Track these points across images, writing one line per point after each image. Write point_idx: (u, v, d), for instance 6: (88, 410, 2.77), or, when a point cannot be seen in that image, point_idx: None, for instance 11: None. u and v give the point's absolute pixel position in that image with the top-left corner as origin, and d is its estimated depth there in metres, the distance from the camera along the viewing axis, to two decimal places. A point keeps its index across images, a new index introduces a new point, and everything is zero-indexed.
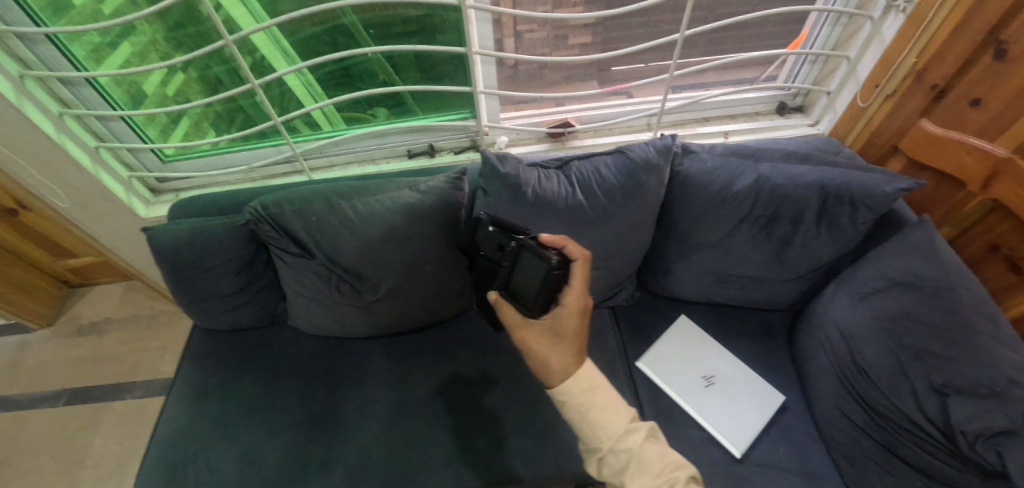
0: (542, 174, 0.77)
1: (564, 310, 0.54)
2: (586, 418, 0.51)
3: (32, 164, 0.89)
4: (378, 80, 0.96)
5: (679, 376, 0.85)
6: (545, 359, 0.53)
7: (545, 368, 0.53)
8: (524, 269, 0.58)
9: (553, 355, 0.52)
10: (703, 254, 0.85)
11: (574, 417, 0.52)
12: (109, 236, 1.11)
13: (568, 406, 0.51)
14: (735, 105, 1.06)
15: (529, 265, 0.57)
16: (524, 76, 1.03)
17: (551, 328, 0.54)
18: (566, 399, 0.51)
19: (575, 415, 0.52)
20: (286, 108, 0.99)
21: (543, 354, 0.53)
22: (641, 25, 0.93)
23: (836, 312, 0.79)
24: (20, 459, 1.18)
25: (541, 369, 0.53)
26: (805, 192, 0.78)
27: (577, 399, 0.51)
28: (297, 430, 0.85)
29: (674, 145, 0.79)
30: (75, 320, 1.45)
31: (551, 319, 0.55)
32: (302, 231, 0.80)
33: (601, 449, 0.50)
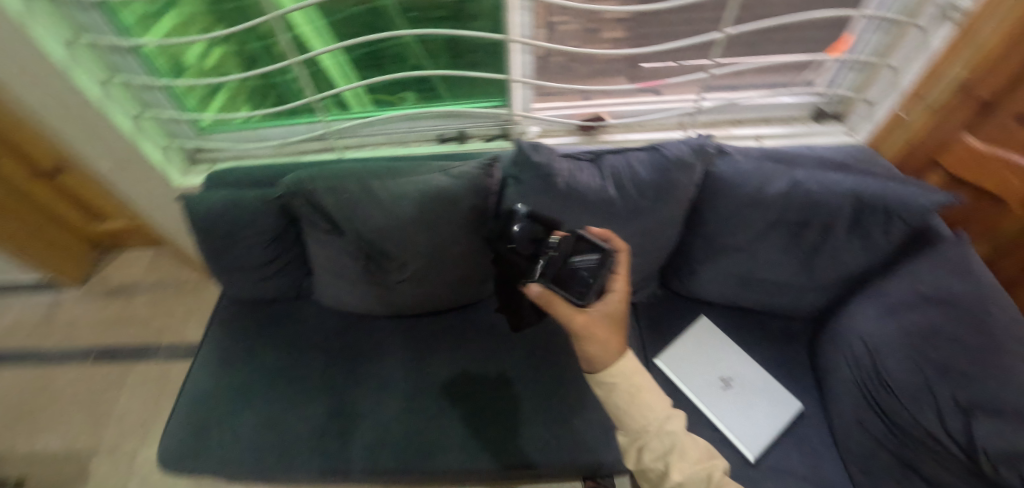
0: (574, 166, 0.77)
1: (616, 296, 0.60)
2: (637, 400, 0.58)
3: (77, 128, 0.92)
4: (408, 65, 0.96)
5: (696, 376, 0.85)
6: (605, 342, 0.58)
7: (605, 350, 0.59)
8: (575, 260, 0.60)
9: (612, 337, 0.59)
10: (729, 256, 0.85)
11: (623, 400, 0.59)
12: (144, 202, 1.14)
13: (621, 387, 0.58)
14: (770, 108, 1.05)
15: (581, 257, 0.60)
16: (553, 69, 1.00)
17: (608, 315, 0.59)
18: (619, 380, 0.58)
19: (625, 398, 0.59)
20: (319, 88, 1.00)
21: (605, 338, 0.58)
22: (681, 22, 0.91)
23: (861, 324, 0.78)
24: (49, 411, 1.24)
25: (602, 351, 0.59)
26: (841, 201, 0.76)
27: (629, 381, 0.59)
28: (319, 402, 0.88)
29: (709, 145, 0.79)
30: (106, 282, 1.50)
31: (603, 305, 0.59)
32: (334, 208, 0.82)
33: (648, 433, 0.58)
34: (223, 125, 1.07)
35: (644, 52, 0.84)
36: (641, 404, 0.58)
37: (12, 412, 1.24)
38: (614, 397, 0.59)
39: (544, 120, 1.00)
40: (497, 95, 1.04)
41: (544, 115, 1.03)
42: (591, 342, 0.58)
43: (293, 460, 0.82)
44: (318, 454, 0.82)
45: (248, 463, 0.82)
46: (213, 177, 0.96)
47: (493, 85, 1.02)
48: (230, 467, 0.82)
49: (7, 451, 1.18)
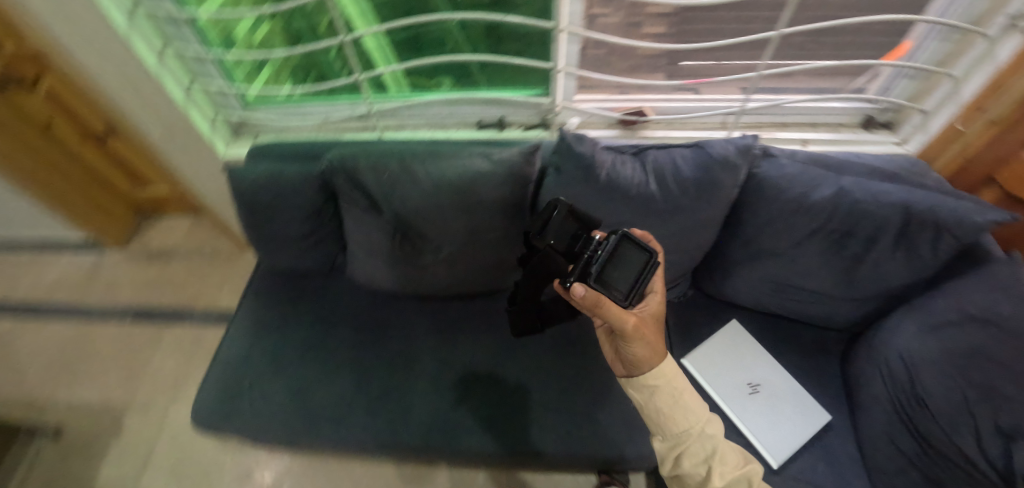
0: (618, 159, 0.77)
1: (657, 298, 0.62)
2: (679, 403, 0.58)
3: (132, 95, 0.95)
4: (443, 50, 0.97)
5: (723, 379, 0.85)
6: (654, 344, 0.59)
7: (654, 353, 0.59)
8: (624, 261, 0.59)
9: (657, 339, 0.60)
10: (767, 261, 0.84)
11: (665, 403, 0.59)
12: (189, 170, 1.18)
13: (663, 389, 0.58)
14: (818, 113, 1.02)
15: (628, 257, 0.59)
16: (590, 61, 1.00)
17: (650, 317, 0.61)
18: (662, 382, 0.59)
19: (667, 400, 0.59)
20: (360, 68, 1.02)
21: (654, 340, 0.59)
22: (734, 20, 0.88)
23: (899, 339, 0.76)
24: (89, 364, 1.30)
25: (650, 353, 0.59)
26: (890, 211, 0.73)
27: (671, 383, 0.59)
28: (346, 375, 0.90)
29: (756, 146, 0.76)
30: (146, 246, 1.56)
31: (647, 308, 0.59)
32: (374, 186, 0.83)
33: (688, 436, 0.57)
34: (268, 100, 1.09)
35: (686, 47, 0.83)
36: (682, 406, 0.58)
37: (55, 363, 1.31)
38: (655, 400, 0.59)
39: (586, 112, 1.01)
40: (539, 85, 1.04)
41: (584, 107, 1.02)
42: (642, 344, 0.58)
43: (320, 429, 0.85)
44: (344, 425, 0.85)
45: (278, 428, 0.85)
46: (258, 149, 1.00)
47: (535, 73, 1.02)
48: (260, 431, 0.85)
49: (49, 398, 1.25)
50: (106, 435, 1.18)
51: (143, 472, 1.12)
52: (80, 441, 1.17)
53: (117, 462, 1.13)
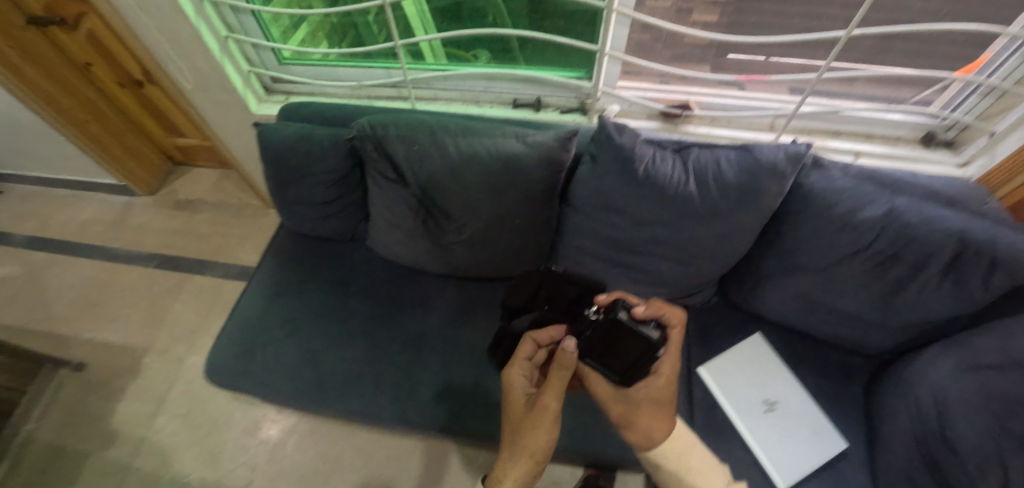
0: (658, 154, 0.73)
1: (659, 381, 0.63)
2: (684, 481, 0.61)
3: (169, 42, 0.94)
4: (486, 21, 0.93)
5: (739, 393, 0.82)
6: (649, 431, 0.61)
7: (651, 439, 0.61)
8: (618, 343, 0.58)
9: (656, 423, 0.62)
10: (802, 277, 0.80)
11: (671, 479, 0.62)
12: (220, 123, 1.18)
13: (667, 468, 0.61)
14: (876, 124, 0.96)
15: (627, 342, 0.57)
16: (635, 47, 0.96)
17: (650, 400, 0.63)
18: (663, 463, 0.61)
19: (673, 479, 0.61)
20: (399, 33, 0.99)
21: (648, 427, 0.61)
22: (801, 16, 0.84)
23: (932, 374, 0.72)
24: (114, 304, 1.34)
25: (647, 437, 0.61)
26: (944, 238, 0.69)
27: (676, 465, 0.61)
28: (358, 345, 0.90)
29: (808, 154, 0.71)
30: (174, 195, 1.58)
31: (641, 390, 0.63)
32: (402, 159, 0.82)
33: None
34: (303, 58, 1.06)
35: (729, 38, 0.75)
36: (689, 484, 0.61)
37: (83, 299, 1.35)
38: (662, 474, 0.62)
39: (627, 99, 0.96)
40: (581, 67, 0.99)
41: (625, 94, 0.98)
42: (635, 431, 0.62)
43: (328, 395, 0.86)
44: (352, 394, 0.86)
45: (287, 389, 0.87)
46: (288, 109, 0.99)
47: (579, 54, 0.97)
48: (271, 390, 0.87)
49: (74, 333, 1.29)
50: (125, 374, 1.22)
51: (158, 413, 1.16)
52: (101, 377, 1.22)
53: (134, 401, 1.18)
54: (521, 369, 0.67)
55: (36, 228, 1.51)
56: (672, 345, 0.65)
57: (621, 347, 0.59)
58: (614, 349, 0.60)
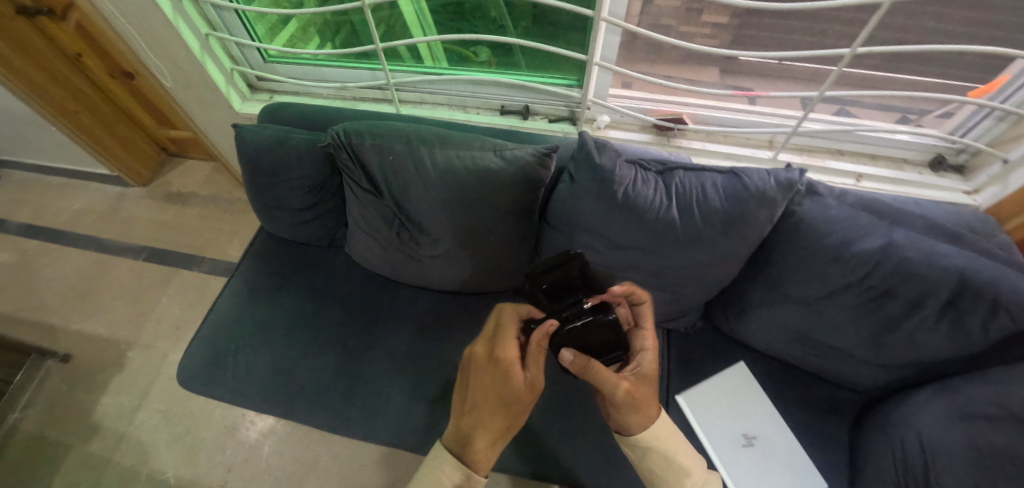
0: (640, 175, 0.69)
1: (650, 355, 0.63)
2: (671, 464, 0.62)
3: (146, 39, 0.92)
4: (490, 19, 0.88)
5: (717, 424, 0.79)
6: (646, 409, 0.60)
7: (648, 417, 0.61)
8: (597, 334, 0.60)
9: (651, 399, 0.61)
10: (789, 308, 0.76)
11: (656, 462, 0.62)
12: (206, 119, 1.16)
13: (656, 451, 0.61)
14: (881, 145, 0.91)
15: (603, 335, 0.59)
16: (642, 48, 0.91)
17: (644, 377, 0.61)
18: (654, 444, 0.61)
19: (660, 461, 0.62)
20: (388, 33, 0.96)
21: (646, 402, 0.60)
22: (802, 24, 0.80)
23: (921, 419, 0.68)
24: (102, 296, 1.35)
25: (642, 418, 0.61)
26: (944, 276, 0.64)
27: (664, 444, 0.62)
28: (329, 355, 0.89)
29: (800, 182, 0.67)
30: (166, 187, 1.58)
31: (634, 373, 0.61)
32: (377, 169, 0.79)
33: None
34: (288, 57, 1.03)
35: (730, 53, 0.71)
36: (676, 467, 0.61)
37: (71, 289, 1.36)
38: (648, 460, 0.62)
39: (617, 111, 0.92)
40: (573, 75, 0.96)
41: (616, 105, 0.93)
42: (633, 410, 0.60)
43: (297, 406, 0.85)
44: (321, 406, 0.85)
45: (256, 397, 0.86)
46: (268, 110, 0.97)
47: (570, 61, 0.93)
48: (240, 397, 0.86)
49: (62, 324, 1.30)
50: (109, 367, 1.22)
51: (138, 408, 1.16)
52: (85, 369, 1.22)
53: (116, 395, 1.18)
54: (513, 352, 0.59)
55: (31, 216, 1.51)
56: (648, 324, 0.67)
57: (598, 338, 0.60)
58: (592, 341, 0.60)
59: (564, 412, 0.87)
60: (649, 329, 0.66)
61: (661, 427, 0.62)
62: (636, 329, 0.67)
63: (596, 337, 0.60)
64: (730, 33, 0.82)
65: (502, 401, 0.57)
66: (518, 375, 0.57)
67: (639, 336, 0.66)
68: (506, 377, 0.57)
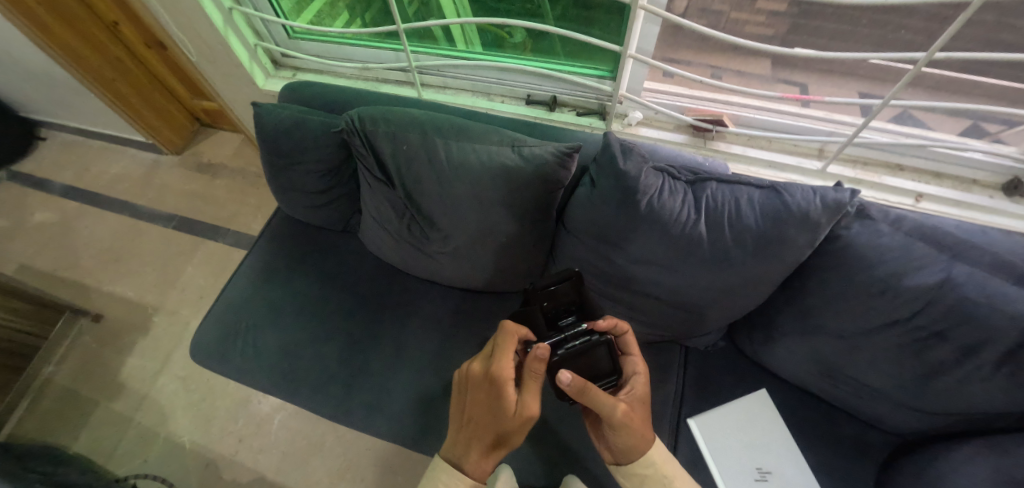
0: (667, 186, 0.63)
1: (641, 378, 0.61)
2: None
3: (171, 12, 0.91)
4: None
5: (728, 455, 0.75)
6: (642, 433, 0.58)
7: (644, 442, 0.59)
8: (590, 358, 0.59)
9: (645, 424, 0.59)
10: (821, 339, 0.70)
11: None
12: (231, 94, 1.15)
13: (654, 479, 0.59)
14: (949, 162, 0.81)
15: (597, 357, 0.59)
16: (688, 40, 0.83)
17: (638, 400, 0.59)
18: (651, 471, 0.59)
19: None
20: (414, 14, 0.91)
21: (642, 426, 0.58)
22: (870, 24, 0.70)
23: (961, 476, 0.61)
24: (133, 260, 1.40)
25: (640, 442, 0.58)
26: (1009, 324, 0.56)
27: (660, 470, 0.59)
28: (336, 343, 0.89)
29: (851, 204, 0.59)
30: (197, 157, 1.61)
31: (629, 397, 0.59)
32: (390, 160, 0.76)
33: None
34: (313, 34, 1.01)
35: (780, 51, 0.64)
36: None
37: (106, 252, 1.42)
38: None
39: (650, 107, 0.84)
40: (606, 66, 0.89)
41: (649, 100, 0.86)
42: (629, 435, 0.57)
43: (301, 392, 0.85)
44: (323, 394, 0.85)
45: (262, 378, 0.87)
46: (290, 88, 0.95)
47: (604, 51, 0.87)
48: (248, 377, 0.87)
49: (97, 284, 1.37)
50: (136, 330, 1.28)
51: (161, 372, 1.21)
52: (115, 330, 1.28)
53: (141, 357, 1.24)
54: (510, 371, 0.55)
55: (73, 177, 1.58)
56: (634, 349, 0.65)
57: (591, 362, 0.59)
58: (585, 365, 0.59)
59: (568, 423, 0.84)
60: (637, 353, 0.64)
61: (655, 453, 0.60)
62: (623, 355, 0.65)
63: (590, 358, 0.59)
64: (785, 23, 0.73)
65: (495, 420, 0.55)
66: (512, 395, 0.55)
67: (629, 361, 0.63)
68: (499, 396, 0.55)
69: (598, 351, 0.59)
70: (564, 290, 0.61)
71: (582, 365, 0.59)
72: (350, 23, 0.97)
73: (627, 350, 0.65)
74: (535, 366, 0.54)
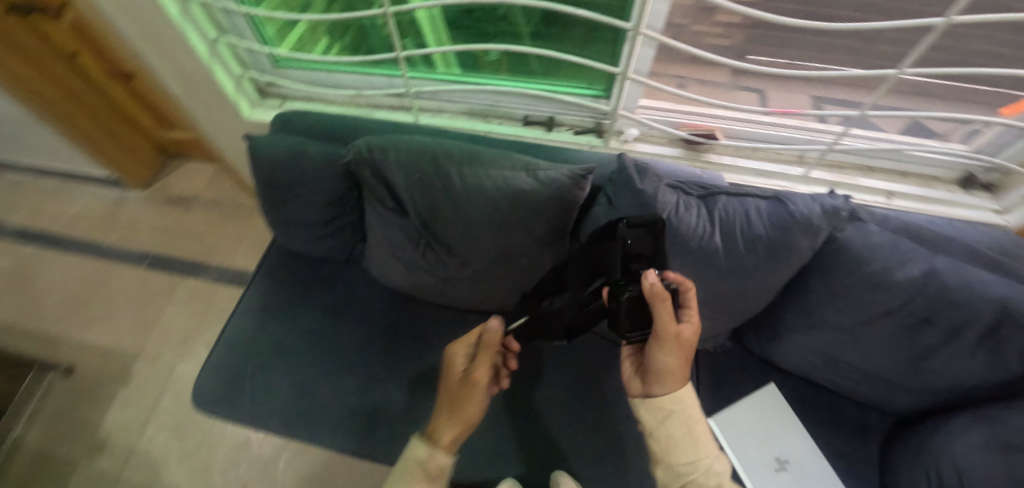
0: (682, 201, 0.66)
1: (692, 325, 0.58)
2: (692, 431, 0.58)
3: (151, 44, 0.86)
4: (516, 24, 0.84)
5: (748, 448, 0.79)
6: (677, 363, 0.57)
7: (674, 375, 0.58)
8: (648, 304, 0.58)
9: (683, 360, 0.58)
10: (823, 333, 0.76)
11: (677, 429, 0.58)
12: (212, 125, 1.11)
13: (678, 415, 0.58)
14: (913, 161, 0.90)
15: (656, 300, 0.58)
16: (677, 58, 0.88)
17: (685, 339, 0.57)
18: (678, 407, 0.59)
19: (681, 427, 0.58)
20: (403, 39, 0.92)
21: (678, 359, 0.57)
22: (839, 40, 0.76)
23: (956, 446, 0.68)
24: (104, 305, 1.31)
25: (669, 370, 0.58)
26: (984, 306, 0.63)
27: (686, 409, 0.59)
28: (351, 376, 0.87)
29: (846, 209, 0.65)
30: (167, 190, 1.53)
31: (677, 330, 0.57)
32: (403, 188, 0.76)
33: (699, 462, 0.57)
34: (300, 62, 0.99)
35: (761, 69, 0.68)
36: (696, 433, 0.58)
37: (72, 298, 1.32)
38: (668, 425, 0.59)
39: (646, 124, 0.89)
40: (599, 85, 0.93)
41: (644, 118, 0.90)
42: (675, 360, 0.57)
43: (319, 430, 0.83)
44: (343, 431, 0.82)
45: (275, 420, 0.83)
46: (283, 118, 0.92)
47: (599, 71, 0.90)
48: (259, 421, 0.83)
49: (64, 334, 1.26)
50: (114, 380, 1.19)
51: (148, 423, 1.13)
52: (89, 382, 1.19)
53: (124, 408, 1.15)
54: (463, 350, 0.68)
55: (26, 219, 1.46)
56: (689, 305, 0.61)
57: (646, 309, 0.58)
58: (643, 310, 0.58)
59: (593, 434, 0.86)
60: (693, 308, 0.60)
61: (686, 392, 0.60)
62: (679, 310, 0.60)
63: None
64: (741, 33, 0.79)
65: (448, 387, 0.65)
66: (459, 368, 0.66)
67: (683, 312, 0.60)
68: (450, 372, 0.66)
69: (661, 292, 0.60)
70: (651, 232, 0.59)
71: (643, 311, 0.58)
72: (329, 47, 0.95)
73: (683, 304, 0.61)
74: (488, 337, 0.64)
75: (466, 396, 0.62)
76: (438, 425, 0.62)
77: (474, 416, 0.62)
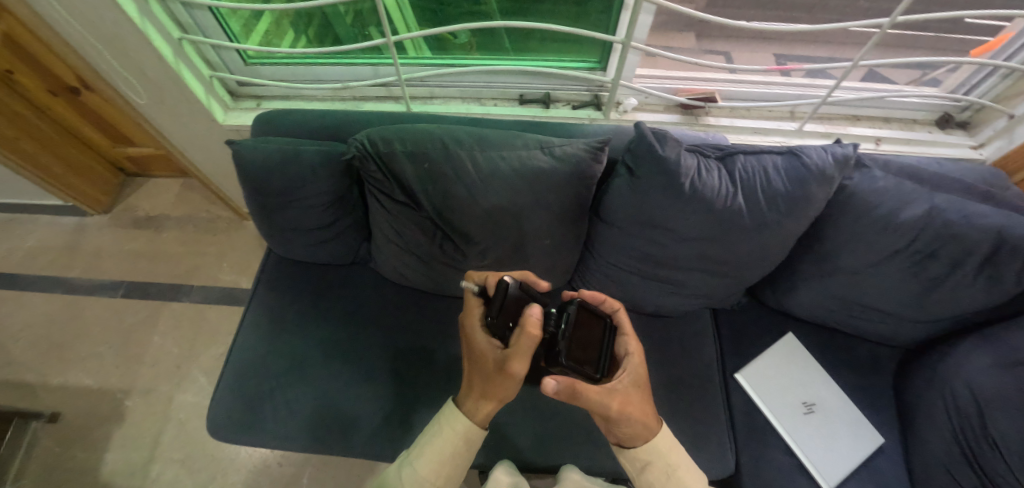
0: (702, 165, 0.67)
1: (636, 360, 0.61)
2: (672, 479, 0.59)
3: (106, 47, 0.77)
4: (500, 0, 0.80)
5: (777, 396, 0.83)
6: (642, 421, 0.58)
7: (645, 430, 0.59)
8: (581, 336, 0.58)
9: (645, 412, 0.59)
10: (838, 279, 0.79)
11: (658, 479, 0.59)
12: (182, 135, 1.02)
13: (656, 466, 0.59)
14: (895, 107, 0.94)
15: (585, 329, 0.59)
16: (664, 27, 0.89)
17: (633, 385, 0.59)
18: (654, 459, 0.59)
19: (661, 476, 0.59)
20: (378, 25, 0.86)
21: (643, 417, 0.58)
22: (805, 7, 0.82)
23: (968, 368, 0.73)
24: (80, 343, 1.20)
25: (637, 434, 0.59)
26: (982, 235, 0.67)
27: (664, 458, 0.59)
28: (378, 382, 0.84)
29: (854, 156, 0.67)
30: (132, 212, 1.42)
31: (625, 379, 0.58)
32: (414, 180, 0.71)
33: None
34: (273, 58, 0.92)
35: (759, 27, 0.67)
36: (676, 482, 0.59)
37: (41, 340, 1.21)
38: (647, 474, 0.59)
39: (645, 92, 0.88)
40: (593, 57, 0.91)
41: (642, 86, 0.90)
42: (631, 425, 0.57)
43: (352, 442, 0.79)
44: (377, 437, 0.80)
45: (301, 438, 0.79)
46: (264, 120, 0.85)
47: (591, 43, 0.88)
48: (283, 441, 0.79)
49: (39, 380, 1.15)
50: (107, 421, 1.11)
51: (153, 460, 1.07)
52: (79, 428, 1.10)
53: (124, 449, 1.08)
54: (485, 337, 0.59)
55: None
56: (628, 328, 0.65)
57: (586, 339, 0.59)
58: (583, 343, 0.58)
59: None
60: (630, 332, 0.64)
61: (661, 440, 0.60)
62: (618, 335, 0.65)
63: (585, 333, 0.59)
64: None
65: (482, 372, 0.59)
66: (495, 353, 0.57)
67: (622, 342, 0.64)
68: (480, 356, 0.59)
69: (580, 330, 0.59)
70: (507, 304, 0.56)
71: (584, 339, 0.59)
72: (297, 41, 0.89)
73: (622, 330, 0.65)
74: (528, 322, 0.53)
75: (502, 386, 0.57)
76: (475, 406, 0.61)
77: (509, 397, 0.60)
